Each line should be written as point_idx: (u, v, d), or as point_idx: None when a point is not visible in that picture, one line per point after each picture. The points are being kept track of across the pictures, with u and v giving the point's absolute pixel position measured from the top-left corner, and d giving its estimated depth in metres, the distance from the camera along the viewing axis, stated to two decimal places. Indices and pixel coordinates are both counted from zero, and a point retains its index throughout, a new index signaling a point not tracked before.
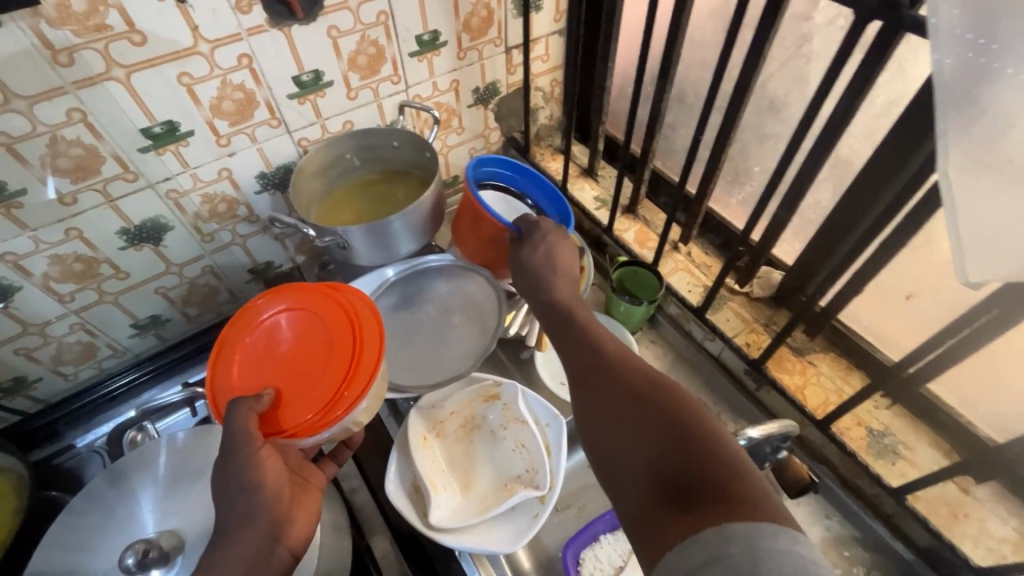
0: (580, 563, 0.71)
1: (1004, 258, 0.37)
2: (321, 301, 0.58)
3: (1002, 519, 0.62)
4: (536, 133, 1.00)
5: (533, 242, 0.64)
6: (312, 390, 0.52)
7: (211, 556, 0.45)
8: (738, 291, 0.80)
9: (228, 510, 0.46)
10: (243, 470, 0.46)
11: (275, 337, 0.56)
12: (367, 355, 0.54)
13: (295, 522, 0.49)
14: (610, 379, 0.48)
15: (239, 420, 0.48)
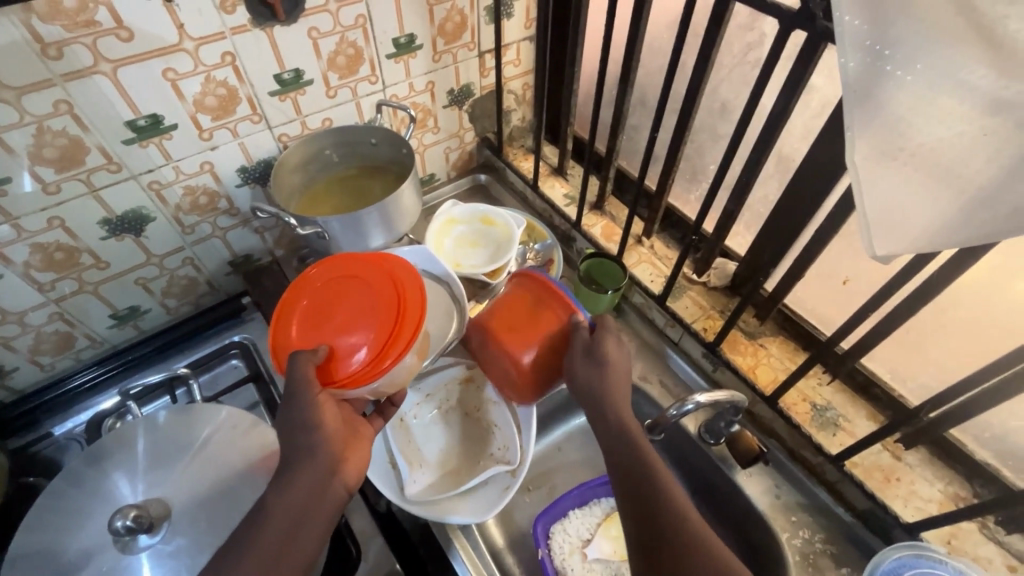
0: (549, 538, 0.75)
1: (900, 228, 0.41)
2: (370, 268, 0.62)
3: (929, 482, 0.67)
4: (509, 134, 1.05)
5: (611, 340, 0.60)
6: (363, 344, 0.56)
7: (278, 482, 0.52)
8: (696, 281, 0.87)
9: (292, 447, 0.53)
10: (306, 413, 0.52)
11: (326, 299, 0.60)
12: (410, 315, 0.58)
13: (350, 462, 0.55)
14: (653, 512, 0.51)
15: (298, 368, 0.52)
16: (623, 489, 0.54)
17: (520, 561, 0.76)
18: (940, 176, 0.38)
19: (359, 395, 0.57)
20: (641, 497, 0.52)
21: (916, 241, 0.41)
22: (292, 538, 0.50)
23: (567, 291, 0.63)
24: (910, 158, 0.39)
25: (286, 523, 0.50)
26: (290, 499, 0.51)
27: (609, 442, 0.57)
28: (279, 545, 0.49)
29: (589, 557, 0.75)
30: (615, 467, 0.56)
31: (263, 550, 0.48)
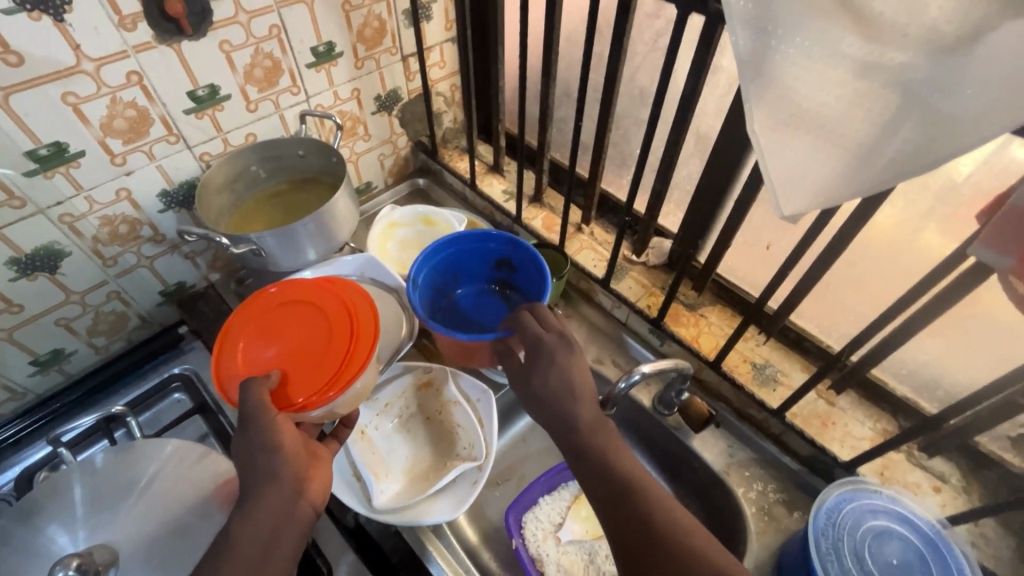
0: (522, 528, 0.76)
1: (800, 189, 0.45)
2: (321, 294, 0.63)
3: (861, 421, 0.73)
4: (442, 136, 1.05)
5: (537, 375, 0.58)
6: (317, 370, 0.56)
7: (241, 507, 0.49)
8: (636, 261, 0.90)
9: (253, 469, 0.50)
10: (262, 433, 0.50)
11: (280, 327, 0.60)
12: (363, 339, 0.58)
13: (313, 480, 0.52)
14: (596, 463, 0.54)
15: (253, 396, 0.52)
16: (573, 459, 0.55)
17: (497, 555, 0.77)
18: (827, 138, 0.42)
19: (315, 419, 0.57)
20: (603, 471, 0.53)
21: (817, 197, 0.45)
22: (263, 562, 0.47)
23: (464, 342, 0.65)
24: (802, 124, 0.42)
25: (255, 549, 0.47)
26: (256, 524, 0.48)
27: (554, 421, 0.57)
28: (248, 572, 0.46)
29: (563, 541, 0.77)
30: (569, 450, 0.56)
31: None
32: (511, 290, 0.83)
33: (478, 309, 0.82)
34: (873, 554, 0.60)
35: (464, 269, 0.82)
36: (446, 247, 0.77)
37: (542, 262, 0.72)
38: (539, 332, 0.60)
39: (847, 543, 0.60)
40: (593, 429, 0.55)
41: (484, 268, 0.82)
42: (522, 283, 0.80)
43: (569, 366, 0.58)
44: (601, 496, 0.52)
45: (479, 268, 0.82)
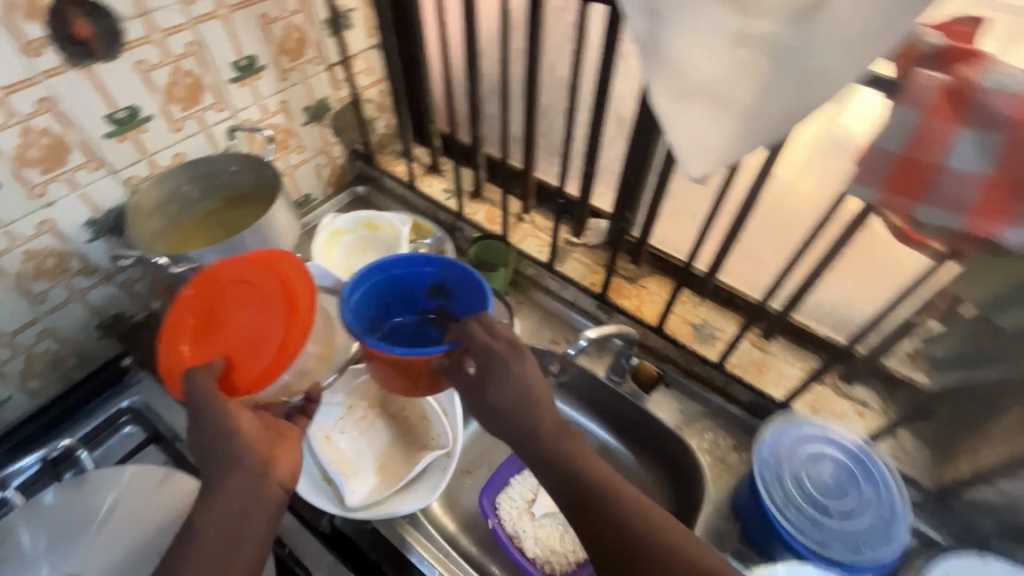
0: (497, 507, 0.79)
1: (703, 150, 0.50)
2: (251, 269, 0.61)
3: (791, 364, 0.80)
4: (377, 142, 1.06)
5: (493, 391, 0.56)
6: (260, 347, 0.56)
7: (207, 496, 0.50)
8: (577, 243, 0.94)
9: (215, 458, 0.51)
10: (218, 422, 0.51)
11: (219, 311, 0.60)
12: (300, 304, 0.57)
13: (280, 461, 0.52)
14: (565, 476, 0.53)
15: (199, 387, 0.53)
16: (541, 471, 0.55)
17: (475, 539, 0.80)
18: (718, 102, 0.47)
19: (274, 396, 0.58)
20: (573, 483, 0.53)
21: (719, 158, 0.50)
22: (232, 545, 0.48)
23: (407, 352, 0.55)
24: (694, 91, 0.47)
25: (223, 533, 0.48)
26: (221, 509, 0.49)
27: (518, 435, 0.56)
28: (220, 555, 0.47)
29: (538, 515, 0.80)
30: (536, 463, 0.55)
31: (203, 563, 0.46)
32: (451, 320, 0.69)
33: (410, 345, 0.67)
34: (811, 479, 0.66)
35: (396, 296, 0.69)
36: (376, 274, 0.64)
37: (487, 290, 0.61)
38: (490, 343, 0.56)
39: (788, 473, 0.66)
40: (557, 441, 0.55)
41: (419, 295, 0.69)
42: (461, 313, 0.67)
43: (525, 378, 0.56)
44: (574, 507, 0.53)
45: (412, 297, 0.69)
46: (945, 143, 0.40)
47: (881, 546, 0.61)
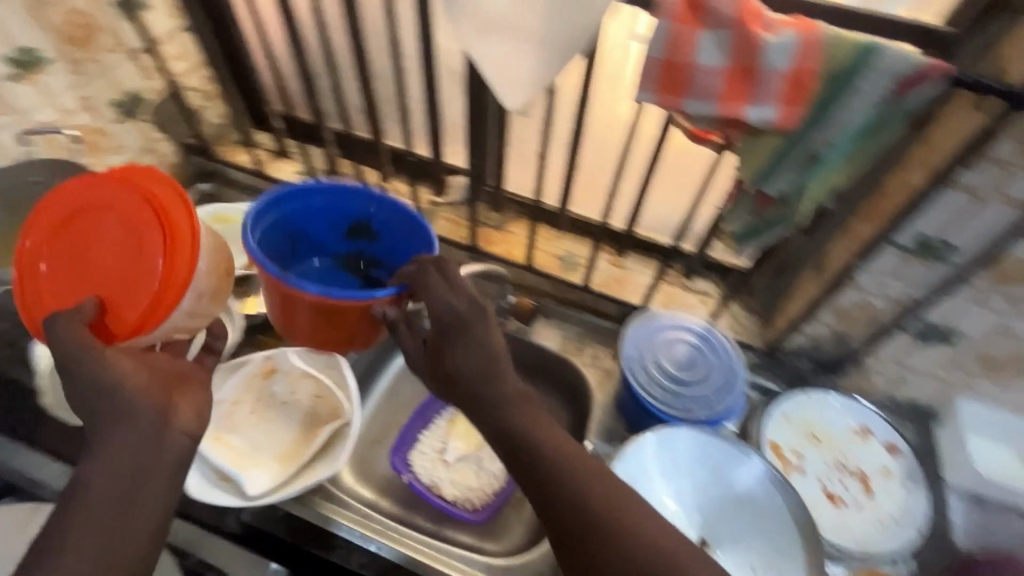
0: (409, 463, 0.82)
1: (516, 82, 0.56)
2: (111, 190, 0.54)
3: (644, 273, 0.91)
4: (213, 133, 1.00)
5: (452, 354, 0.51)
6: (140, 281, 0.51)
7: (92, 454, 0.46)
8: (441, 202, 0.98)
9: (96, 410, 0.46)
10: (91, 374, 0.46)
11: (87, 241, 0.54)
12: (181, 226, 0.52)
13: (178, 409, 0.48)
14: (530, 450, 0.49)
15: (64, 333, 0.47)
16: (502, 444, 0.50)
17: (395, 499, 0.82)
18: (516, 34, 0.53)
19: (166, 336, 0.54)
20: (538, 456, 0.48)
21: (531, 87, 0.56)
22: (123, 506, 0.45)
23: (347, 294, 0.54)
24: (494, 26, 0.53)
25: (113, 494, 0.45)
26: (111, 465, 0.45)
27: (477, 406, 0.50)
28: (114, 515, 0.45)
29: (450, 461, 0.83)
30: (496, 435, 0.50)
31: (96, 526, 0.44)
32: (369, 263, 0.70)
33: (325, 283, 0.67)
34: (668, 359, 0.77)
35: (306, 232, 0.67)
36: (285, 205, 0.62)
37: (426, 233, 0.61)
38: (453, 303, 0.51)
39: (649, 358, 0.77)
40: (519, 414, 0.50)
41: (334, 233, 0.68)
42: (384, 250, 0.67)
43: (489, 345, 0.50)
44: (537, 481, 0.48)
45: (326, 235, 0.68)
46: (693, 43, 0.46)
47: (721, 400, 0.75)
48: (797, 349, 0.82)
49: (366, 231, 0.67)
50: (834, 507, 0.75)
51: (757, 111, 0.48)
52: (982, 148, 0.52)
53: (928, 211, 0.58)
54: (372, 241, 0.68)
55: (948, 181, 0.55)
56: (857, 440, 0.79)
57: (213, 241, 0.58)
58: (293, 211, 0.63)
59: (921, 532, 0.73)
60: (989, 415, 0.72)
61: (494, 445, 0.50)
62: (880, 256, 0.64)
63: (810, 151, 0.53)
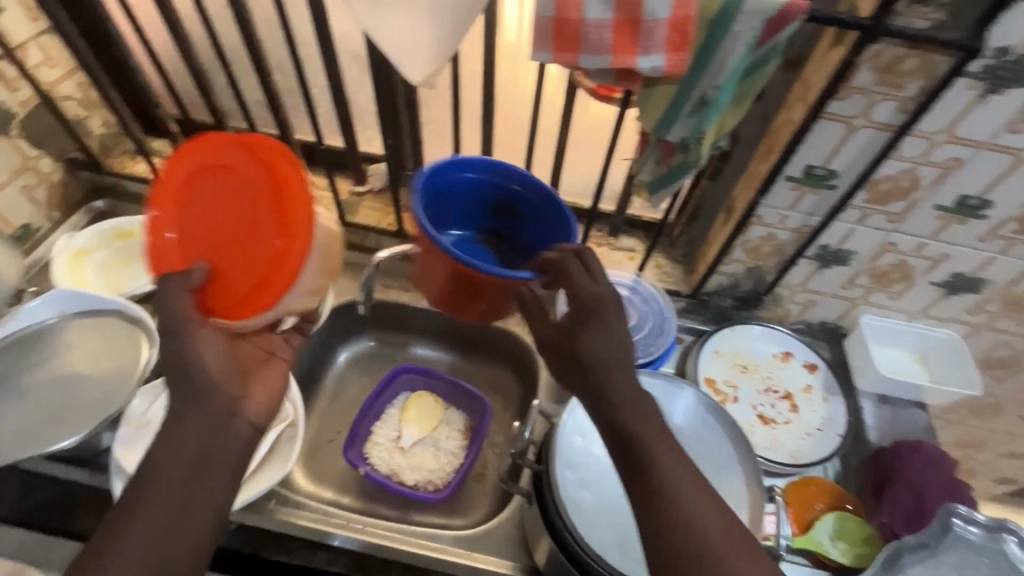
0: (365, 456, 0.81)
1: (414, 54, 0.55)
2: (242, 155, 0.53)
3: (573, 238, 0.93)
4: (100, 143, 0.93)
5: (587, 336, 0.51)
6: (251, 262, 0.52)
7: (165, 431, 0.47)
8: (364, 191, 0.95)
9: (178, 386, 0.48)
10: (180, 346, 0.49)
11: (211, 205, 0.55)
12: (293, 211, 0.49)
13: (250, 396, 0.52)
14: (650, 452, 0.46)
15: (172, 303, 0.50)
16: (618, 439, 0.47)
17: (356, 494, 0.82)
18: (407, 6, 0.53)
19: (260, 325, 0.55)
20: (655, 460, 0.45)
21: (431, 58, 0.55)
22: (193, 487, 0.45)
23: (497, 269, 0.54)
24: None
25: (182, 475, 0.45)
26: (180, 445, 0.46)
27: (596, 394, 0.49)
28: (169, 503, 0.44)
29: (407, 447, 0.83)
30: (613, 429, 0.48)
31: (150, 517, 0.43)
32: (506, 242, 0.71)
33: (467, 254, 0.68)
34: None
35: (452, 206, 0.68)
36: (441, 175, 0.63)
37: (570, 217, 0.61)
38: (591, 288, 0.53)
39: None
40: (639, 416, 0.48)
41: (478, 209, 0.70)
42: (524, 232, 0.68)
43: (616, 337, 0.51)
44: (646, 482, 0.45)
45: (468, 211, 0.70)
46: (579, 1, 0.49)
47: (655, 343, 0.79)
48: (717, 289, 0.87)
49: (512, 211, 0.68)
50: (766, 426, 0.82)
51: (647, 59, 0.50)
52: (848, 80, 0.57)
53: (809, 142, 0.63)
54: (515, 217, 0.69)
55: (822, 113, 0.60)
56: (779, 364, 0.87)
57: (325, 228, 0.55)
58: (447, 184, 0.65)
59: (842, 434, 0.81)
60: (882, 324, 0.84)
61: (607, 439, 0.48)
62: (775, 190, 0.69)
63: (699, 95, 0.56)
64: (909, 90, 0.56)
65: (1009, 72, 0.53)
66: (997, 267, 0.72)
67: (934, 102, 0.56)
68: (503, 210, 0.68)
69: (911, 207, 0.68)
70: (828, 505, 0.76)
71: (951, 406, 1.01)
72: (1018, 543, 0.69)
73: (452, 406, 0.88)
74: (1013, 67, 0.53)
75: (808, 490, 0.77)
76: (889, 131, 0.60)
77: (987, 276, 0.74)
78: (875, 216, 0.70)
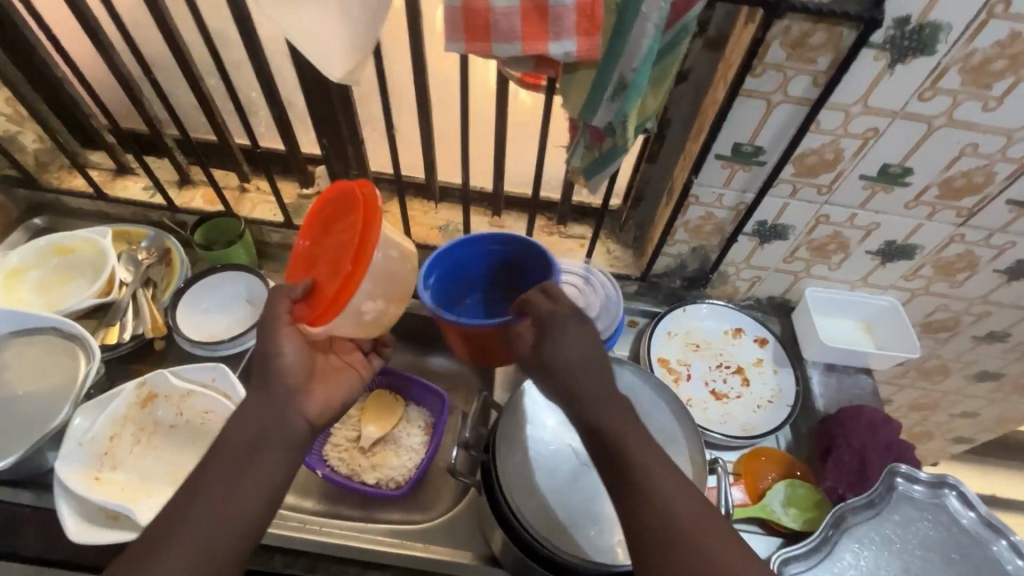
0: (323, 458, 0.82)
1: (329, 50, 0.55)
2: (348, 197, 0.64)
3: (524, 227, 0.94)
4: (36, 159, 0.92)
5: (555, 348, 0.54)
6: (332, 276, 0.61)
7: (241, 410, 0.56)
8: (311, 193, 0.94)
9: (258, 373, 0.58)
10: (266, 337, 0.58)
11: (318, 233, 0.66)
12: (369, 241, 0.59)
13: (312, 393, 0.60)
14: (623, 447, 0.49)
15: (274, 305, 0.59)
16: (593, 439, 0.51)
17: (316, 495, 0.82)
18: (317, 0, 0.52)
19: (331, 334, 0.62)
20: (629, 455, 0.48)
21: (346, 53, 0.55)
22: (246, 466, 0.53)
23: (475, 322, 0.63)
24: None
25: (241, 454, 0.53)
26: (249, 426, 0.55)
27: (571, 402, 0.52)
28: (235, 470, 0.52)
29: (367, 447, 0.83)
30: (588, 432, 0.51)
31: (221, 478, 0.52)
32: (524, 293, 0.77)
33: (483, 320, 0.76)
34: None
35: (465, 278, 0.77)
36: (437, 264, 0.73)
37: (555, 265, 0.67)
38: (550, 306, 0.57)
39: None
40: (612, 417, 0.51)
41: (488, 272, 0.78)
42: (531, 286, 0.75)
43: (586, 346, 0.54)
44: (622, 476, 0.48)
45: (482, 273, 0.77)
46: None
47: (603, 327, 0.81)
48: (666, 270, 0.88)
49: (515, 267, 0.76)
50: (718, 402, 0.84)
51: (558, 45, 0.51)
52: (762, 56, 0.58)
53: (732, 120, 0.64)
54: (524, 271, 0.75)
55: (741, 90, 0.61)
56: (730, 340, 0.89)
57: (387, 260, 0.63)
58: (445, 267, 0.75)
59: (791, 405, 0.83)
60: (826, 295, 0.86)
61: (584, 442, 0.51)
62: (707, 168, 0.70)
63: (618, 78, 0.55)
64: (821, 64, 0.58)
65: (912, 41, 0.55)
66: (926, 233, 0.75)
67: (845, 74, 0.58)
68: (512, 267, 0.76)
69: (840, 178, 0.69)
70: (781, 475, 0.78)
71: (901, 370, 1.04)
72: (959, 497, 0.72)
73: (413, 404, 0.88)
74: (913, 37, 0.55)
75: (757, 462, 0.79)
76: (807, 105, 0.62)
77: (917, 242, 0.76)
78: (806, 190, 0.71)
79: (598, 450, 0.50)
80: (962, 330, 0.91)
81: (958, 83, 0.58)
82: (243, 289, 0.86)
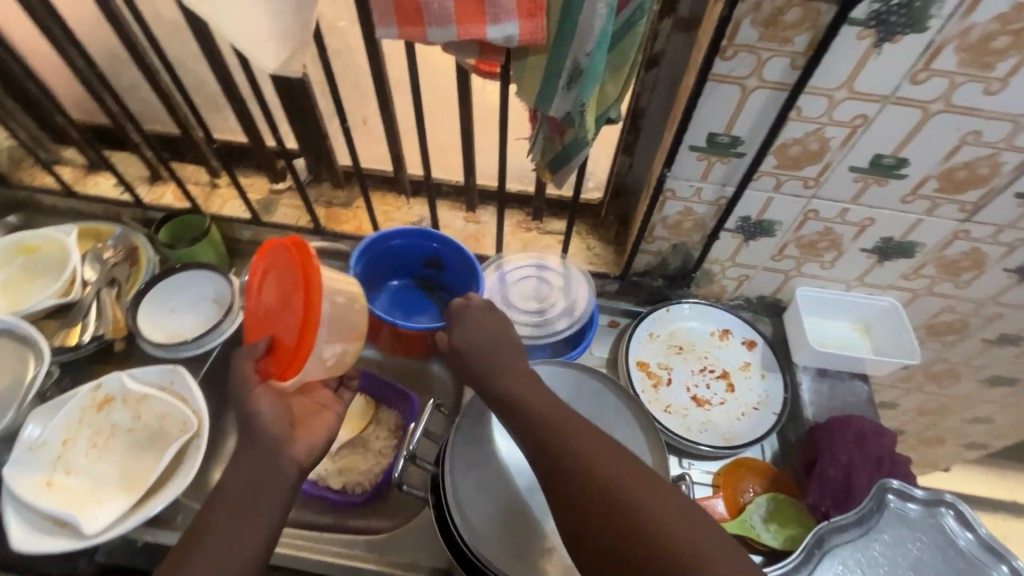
0: None
1: (259, 38, 0.51)
2: (285, 253, 0.61)
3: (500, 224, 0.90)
4: (10, 156, 0.92)
5: (462, 337, 0.64)
6: (286, 334, 0.59)
7: (230, 464, 0.55)
8: (282, 189, 0.91)
9: (241, 429, 0.57)
10: (241, 398, 0.57)
11: (264, 290, 0.63)
12: (313, 297, 0.57)
13: (297, 436, 0.58)
14: (523, 403, 0.55)
15: (239, 368, 0.58)
16: (500, 406, 0.57)
17: None
18: None
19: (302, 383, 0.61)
20: (529, 410, 0.54)
21: (278, 40, 0.51)
22: (244, 515, 0.52)
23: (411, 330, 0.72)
24: None
25: (236, 505, 0.52)
26: (240, 477, 0.54)
27: (482, 377, 0.60)
28: (232, 521, 0.52)
29: (335, 451, 0.81)
30: (496, 402, 0.58)
31: (219, 532, 0.51)
32: (437, 286, 0.85)
33: (401, 307, 0.83)
34: (517, 295, 0.80)
35: (390, 265, 0.83)
36: (367, 252, 0.77)
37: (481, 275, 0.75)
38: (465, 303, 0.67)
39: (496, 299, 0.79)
40: (514, 381, 0.58)
41: (411, 264, 0.84)
42: (446, 281, 0.84)
43: (492, 331, 0.64)
44: (525, 431, 0.53)
45: (406, 263, 0.83)
46: None
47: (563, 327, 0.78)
48: (646, 268, 0.83)
49: (437, 264, 0.82)
50: (700, 409, 0.79)
51: (497, 29, 0.47)
52: (733, 37, 0.52)
53: (704, 108, 0.59)
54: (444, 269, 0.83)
55: (710, 75, 0.55)
56: (716, 342, 0.84)
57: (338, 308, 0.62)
58: (374, 254, 0.79)
59: (777, 413, 0.77)
60: (818, 295, 0.81)
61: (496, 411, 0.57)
62: (681, 160, 0.65)
63: (572, 64, 0.50)
64: (799, 45, 0.52)
65: (901, 17, 0.49)
66: (925, 229, 0.68)
67: (825, 55, 0.52)
68: (434, 264, 0.83)
69: (826, 170, 0.63)
70: (762, 487, 0.74)
71: (905, 374, 0.97)
72: (957, 517, 0.65)
73: (384, 406, 0.85)
74: (902, 11, 0.49)
75: (738, 473, 0.75)
76: (785, 90, 0.56)
77: (916, 239, 0.70)
78: (790, 183, 0.66)
79: (505, 413, 0.56)
80: (971, 333, 0.84)
81: (955, 64, 0.51)
82: (208, 289, 0.83)
